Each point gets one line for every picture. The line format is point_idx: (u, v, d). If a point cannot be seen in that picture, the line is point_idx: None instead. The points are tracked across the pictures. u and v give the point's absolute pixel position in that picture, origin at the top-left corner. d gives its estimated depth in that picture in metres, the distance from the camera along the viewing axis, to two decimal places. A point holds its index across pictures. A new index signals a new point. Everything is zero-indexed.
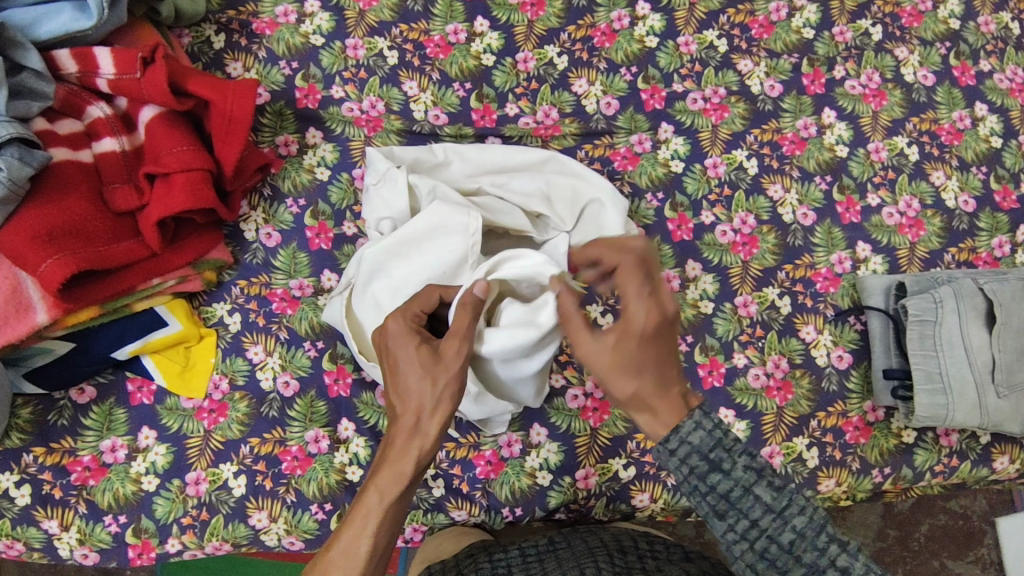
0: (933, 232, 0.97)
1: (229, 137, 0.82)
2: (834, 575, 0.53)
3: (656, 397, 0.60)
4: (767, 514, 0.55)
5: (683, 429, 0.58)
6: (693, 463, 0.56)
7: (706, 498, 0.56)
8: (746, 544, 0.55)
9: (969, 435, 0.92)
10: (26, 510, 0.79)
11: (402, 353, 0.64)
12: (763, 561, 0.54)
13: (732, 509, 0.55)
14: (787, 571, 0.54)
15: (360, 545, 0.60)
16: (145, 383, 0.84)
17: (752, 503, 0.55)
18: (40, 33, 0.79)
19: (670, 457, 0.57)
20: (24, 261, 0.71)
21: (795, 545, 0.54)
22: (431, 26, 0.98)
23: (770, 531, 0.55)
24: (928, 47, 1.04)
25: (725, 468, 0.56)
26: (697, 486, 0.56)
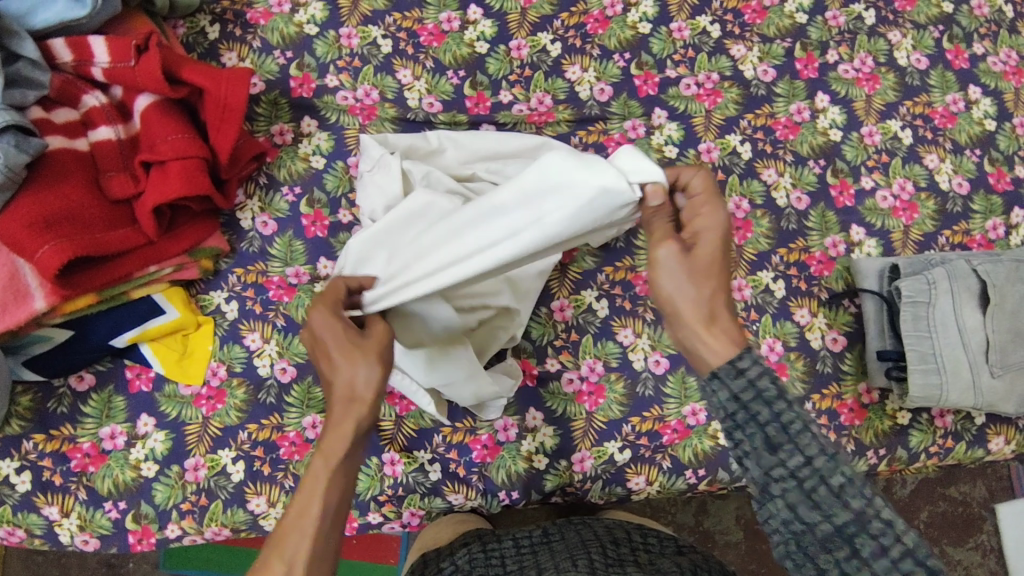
0: (927, 214, 0.97)
1: (222, 124, 0.83)
2: (878, 525, 0.51)
3: (717, 331, 0.57)
4: (822, 455, 0.53)
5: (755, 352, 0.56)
6: (762, 385, 0.54)
7: (762, 429, 0.54)
8: (793, 481, 0.53)
9: (964, 416, 0.93)
10: (27, 497, 0.80)
11: (332, 327, 0.63)
12: (807, 501, 0.53)
13: (788, 443, 0.53)
14: (831, 515, 0.52)
15: (312, 506, 0.59)
16: (143, 370, 0.84)
17: (809, 439, 0.53)
18: (35, 22, 0.80)
19: (737, 377, 0.55)
20: (21, 248, 0.73)
21: (845, 490, 0.52)
22: (425, 14, 0.98)
23: (823, 472, 0.53)
24: (922, 31, 1.04)
25: (789, 399, 0.54)
26: (757, 413, 0.54)
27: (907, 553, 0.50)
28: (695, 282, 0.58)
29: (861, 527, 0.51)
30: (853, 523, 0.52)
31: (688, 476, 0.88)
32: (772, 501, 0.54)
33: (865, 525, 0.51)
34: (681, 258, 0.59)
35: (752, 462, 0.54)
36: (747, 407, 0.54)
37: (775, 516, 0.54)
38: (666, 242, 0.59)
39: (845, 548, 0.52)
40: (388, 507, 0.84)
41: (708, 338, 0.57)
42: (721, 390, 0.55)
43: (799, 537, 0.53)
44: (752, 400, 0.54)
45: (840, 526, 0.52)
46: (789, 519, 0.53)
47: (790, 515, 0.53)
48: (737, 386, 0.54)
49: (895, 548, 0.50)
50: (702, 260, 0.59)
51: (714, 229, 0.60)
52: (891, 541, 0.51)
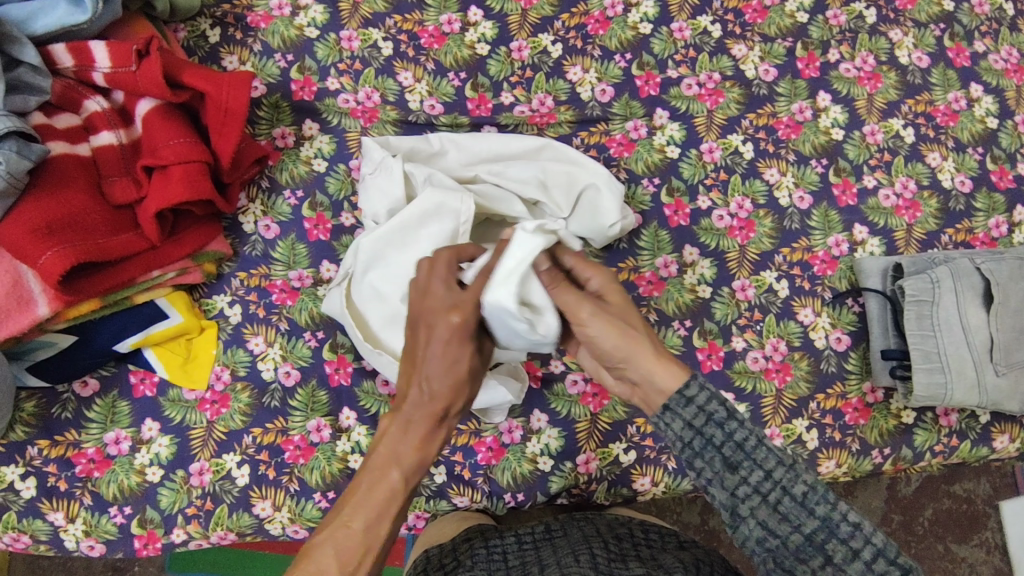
0: (930, 213, 0.97)
1: (224, 128, 0.82)
2: (845, 529, 0.55)
3: (662, 357, 0.61)
4: (779, 466, 0.57)
5: (699, 376, 0.60)
6: (711, 409, 0.58)
7: (720, 451, 0.58)
8: (759, 497, 0.56)
9: (968, 414, 0.93)
10: (32, 503, 0.80)
11: (462, 354, 0.60)
12: (776, 514, 0.56)
13: (745, 459, 0.57)
14: (801, 524, 0.55)
15: (383, 527, 0.61)
16: (148, 375, 0.84)
17: (765, 454, 0.57)
18: (36, 28, 0.80)
19: (687, 406, 0.59)
20: (24, 254, 0.72)
21: (808, 499, 0.56)
22: (426, 16, 0.98)
23: (783, 483, 0.57)
24: (923, 29, 1.04)
25: (739, 417, 0.58)
26: (713, 436, 0.58)
27: (877, 553, 0.54)
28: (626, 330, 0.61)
29: (829, 533, 0.55)
30: (821, 530, 0.55)
31: (693, 477, 0.88)
32: (745, 520, 0.57)
33: (832, 530, 0.55)
34: (602, 311, 0.61)
35: (716, 485, 0.58)
36: (701, 432, 0.58)
37: (750, 536, 0.56)
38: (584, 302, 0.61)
39: (818, 556, 0.55)
40: None
41: (659, 369, 0.60)
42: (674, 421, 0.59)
43: (776, 554, 0.56)
44: (706, 424, 0.58)
45: (810, 534, 0.55)
46: (762, 536, 0.56)
47: (764, 531, 0.56)
48: (688, 413, 0.58)
49: (865, 550, 0.54)
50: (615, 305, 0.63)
51: (611, 283, 0.64)
52: (861, 545, 0.54)
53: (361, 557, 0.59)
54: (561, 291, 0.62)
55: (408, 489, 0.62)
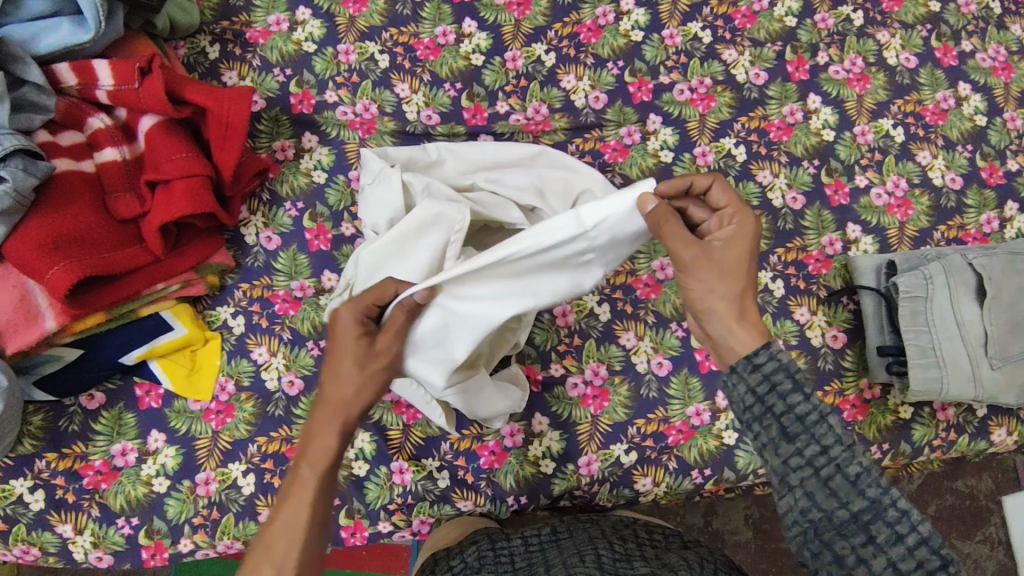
0: (921, 211, 0.98)
1: (225, 142, 0.84)
2: (893, 513, 0.53)
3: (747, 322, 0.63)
4: (837, 444, 0.56)
5: (772, 346, 0.60)
6: (777, 380, 0.58)
7: (779, 420, 0.57)
8: (810, 470, 0.55)
9: (965, 408, 0.94)
10: (41, 515, 0.80)
11: (342, 338, 0.66)
12: (825, 489, 0.55)
13: (804, 433, 0.56)
14: (848, 502, 0.54)
15: (299, 515, 0.61)
16: (153, 387, 0.85)
17: (825, 430, 0.56)
18: (39, 48, 0.81)
19: (753, 372, 0.59)
20: (32, 269, 0.74)
21: (860, 479, 0.54)
22: (421, 29, 1.00)
23: (838, 460, 0.55)
24: (909, 30, 1.06)
25: (807, 391, 0.57)
26: (773, 406, 0.57)
27: (921, 542, 0.53)
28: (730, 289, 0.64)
29: (875, 515, 0.54)
30: (868, 510, 0.54)
31: (695, 476, 0.89)
32: (792, 491, 0.56)
33: (878, 512, 0.54)
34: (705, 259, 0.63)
35: (770, 452, 0.58)
36: (764, 400, 0.58)
37: (794, 507, 0.55)
38: (691, 246, 0.63)
39: (860, 535, 0.54)
40: (398, 515, 0.85)
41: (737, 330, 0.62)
42: (739, 382, 0.59)
43: (817, 526, 0.55)
44: (768, 393, 0.58)
45: (856, 513, 0.54)
46: (806, 509, 0.55)
47: (809, 504, 0.55)
48: (754, 380, 0.59)
49: (910, 536, 0.53)
50: (732, 258, 0.64)
51: (739, 238, 0.65)
52: (905, 530, 0.53)
53: (288, 546, 0.60)
54: (671, 225, 0.61)
55: (325, 489, 0.63)
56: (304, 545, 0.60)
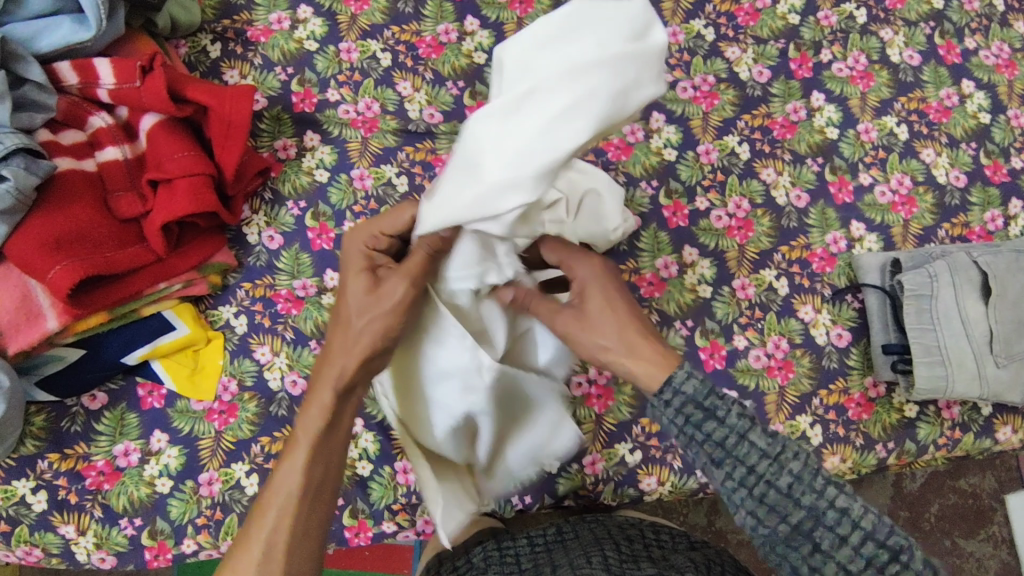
0: (925, 209, 0.98)
1: (227, 140, 0.84)
2: (832, 516, 0.55)
3: (638, 354, 0.65)
4: (763, 459, 0.57)
5: (674, 380, 0.61)
6: (688, 411, 0.59)
7: (703, 447, 0.59)
8: (745, 489, 0.57)
9: (970, 406, 0.93)
10: (44, 516, 0.80)
11: (352, 281, 0.67)
12: (762, 506, 0.57)
13: (728, 456, 0.58)
14: (786, 515, 0.56)
15: (292, 475, 0.62)
16: (155, 387, 0.85)
17: (747, 449, 0.58)
18: (40, 46, 0.81)
19: (667, 408, 0.61)
20: (34, 268, 0.74)
21: (794, 489, 0.56)
22: (423, 27, 0.99)
23: (767, 475, 0.57)
24: (913, 27, 1.06)
25: (720, 415, 0.59)
26: (693, 435, 0.59)
27: (866, 537, 0.54)
28: (604, 333, 0.66)
29: (816, 521, 0.55)
30: (808, 519, 0.56)
31: (699, 475, 0.88)
32: (739, 508, 0.58)
33: (819, 519, 0.55)
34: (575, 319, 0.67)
35: (707, 477, 0.60)
36: (683, 430, 0.60)
37: (741, 526, 0.58)
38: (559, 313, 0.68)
39: (806, 544, 0.55)
40: (402, 514, 0.85)
41: (635, 369, 0.64)
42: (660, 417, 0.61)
43: (769, 540, 0.57)
44: (685, 425, 0.59)
45: (796, 524, 0.56)
46: (754, 525, 0.57)
47: (755, 520, 0.57)
48: (669, 414, 0.60)
49: (854, 536, 0.54)
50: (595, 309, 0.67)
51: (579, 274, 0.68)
52: (850, 530, 0.55)
53: (284, 498, 0.61)
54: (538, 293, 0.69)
55: (324, 452, 0.64)
56: (293, 516, 0.61)
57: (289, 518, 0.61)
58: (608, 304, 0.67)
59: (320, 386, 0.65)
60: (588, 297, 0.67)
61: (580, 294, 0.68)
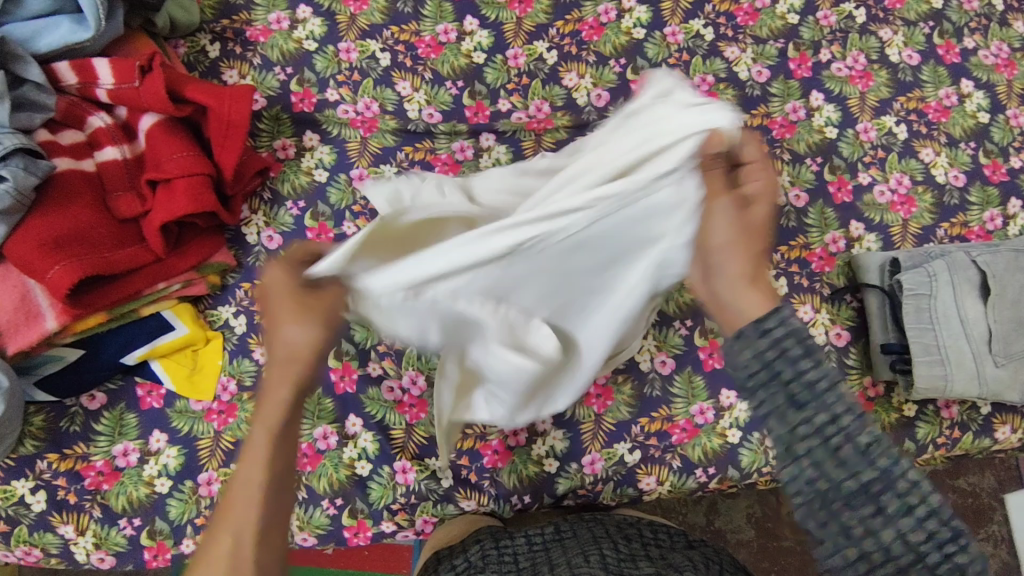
0: (925, 208, 0.98)
1: (226, 140, 0.84)
2: (902, 484, 0.52)
3: (756, 284, 0.61)
4: (847, 414, 0.53)
5: (782, 312, 0.57)
6: (787, 345, 0.55)
7: (787, 386, 0.54)
8: (819, 439, 0.53)
9: (969, 406, 0.93)
10: (42, 516, 0.80)
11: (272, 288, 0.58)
12: (833, 460, 0.52)
13: (813, 401, 0.53)
14: (857, 473, 0.52)
15: (254, 482, 0.59)
16: (154, 387, 0.85)
17: (835, 399, 0.53)
18: (40, 46, 0.81)
19: (763, 336, 0.56)
20: (32, 268, 0.74)
21: (870, 449, 0.52)
22: (422, 27, 0.99)
23: (848, 430, 0.53)
24: (912, 27, 1.06)
25: (816, 358, 0.55)
26: (781, 371, 0.54)
27: (931, 511, 0.51)
28: (737, 247, 0.62)
29: (885, 485, 0.52)
30: (878, 481, 0.52)
31: (699, 475, 0.88)
32: (799, 462, 0.53)
33: (889, 483, 0.52)
34: (734, 214, 0.62)
35: (775, 421, 0.54)
36: (770, 366, 0.55)
37: (800, 477, 0.53)
38: (722, 195, 0.62)
39: (869, 505, 0.51)
40: (401, 514, 0.85)
41: (745, 293, 0.60)
42: (743, 347, 0.56)
43: (824, 499, 0.52)
44: (776, 358, 0.55)
45: (865, 484, 0.52)
46: (812, 480, 0.52)
47: (816, 475, 0.52)
48: (763, 343, 0.55)
49: (920, 507, 0.51)
50: (754, 219, 0.62)
51: (765, 196, 0.62)
52: (916, 501, 0.51)
53: (247, 508, 0.58)
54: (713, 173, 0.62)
55: (281, 456, 0.60)
56: (258, 522, 0.58)
57: (252, 525, 0.58)
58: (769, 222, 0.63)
59: (274, 382, 0.59)
60: (751, 212, 0.62)
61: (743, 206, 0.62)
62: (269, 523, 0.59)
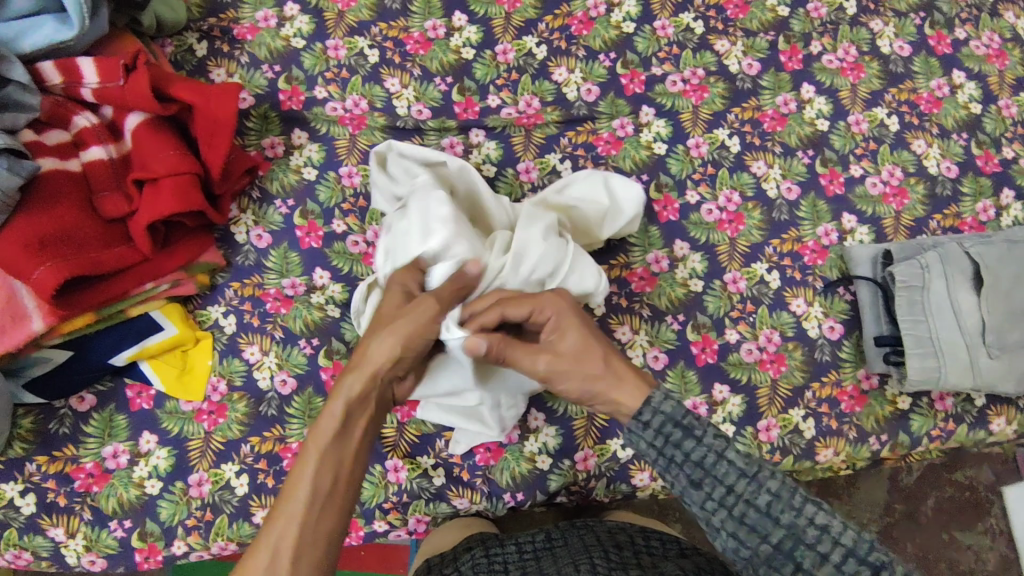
0: (917, 200, 0.98)
1: (213, 139, 0.84)
2: (811, 533, 0.56)
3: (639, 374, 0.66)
4: (740, 479, 0.59)
5: (652, 401, 0.63)
6: (668, 431, 0.62)
7: (683, 469, 0.60)
8: (724, 511, 0.58)
9: (963, 398, 0.93)
10: (32, 519, 0.80)
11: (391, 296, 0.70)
12: (744, 526, 0.57)
13: (707, 477, 0.59)
14: (767, 534, 0.57)
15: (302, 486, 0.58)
16: (144, 388, 0.84)
17: (725, 469, 0.59)
18: (24, 46, 0.81)
19: (645, 430, 0.62)
20: (19, 269, 0.73)
21: (772, 507, 0.57)
22: (410, 23, 0.99)
23: (745, 495, 0.58)
24: (903, 18, 1.05)
25: (697, 435, 0.61)
26: (673, 457, 0.61)
27: (846, 554, 0.55)
28: (593, 375, 0.66)
29: (795, 539, 0.56)
30: (787, 538, 0.56)
31: None
32: (719, 534, 0.58)
33: (798, 537, 0.56)
34: (556, 358, 0.67)
35: (689, 498, 0.60)
36: (663, 453, 0.61)
37: (725, 548, 0.58)
38: (539, 355, 0.67)
39: (787, 563, 0.56)
40: (393, 513, 0.84)
41: (621, 389, 0.65)
42: (639, 441, 0.63)
43: (750, 562, 0.57)
44: (665, 446, 0.61)
45: (776, 543, 0.56)
46: (735, 547, 0.58)
47: (735, 542, 0.57)
48: (648, 437, 0.62)
49: (833, 553, 0.55)
50: (584, 346, 0.67)
51: (565, 314, 0.68)
52: (829, 548, 0.55)
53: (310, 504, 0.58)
54: (511, 347, 0.68)
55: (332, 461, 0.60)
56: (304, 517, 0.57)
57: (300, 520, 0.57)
58: (588, 335, 0.68)
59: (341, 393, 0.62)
60: (563, 338, 0.67)
61: (557, 337, 0.68)
62: (310, 539, 0.57)
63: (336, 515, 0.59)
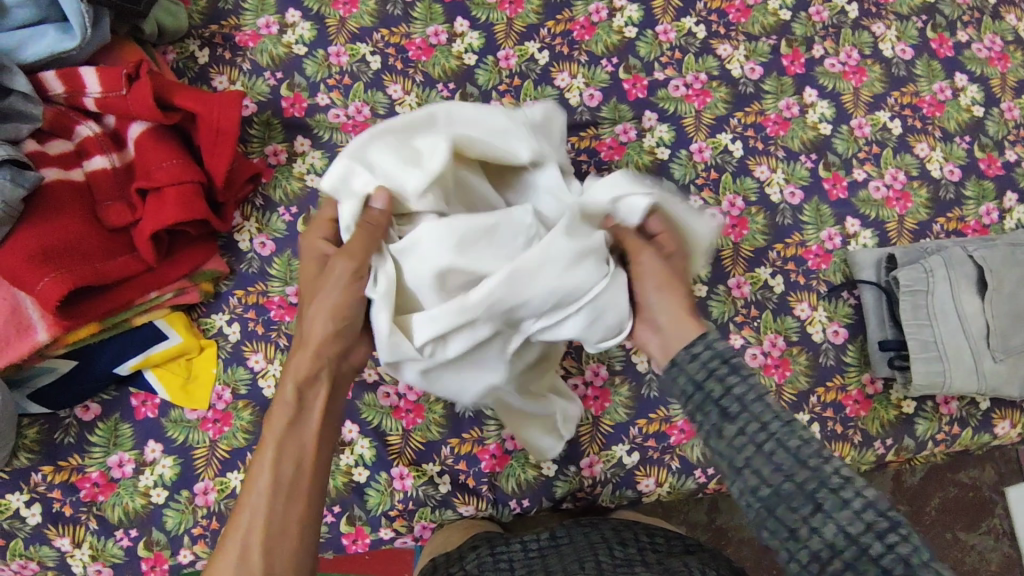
0: (920, 203, 0.98)
1: (217, 147, 0.83)
2: (837, 480, 0.50)
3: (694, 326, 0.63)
4: (776, 420, 0.53)
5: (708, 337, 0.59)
6: (714, 367, 0.57)
7: (717, 403, 0.55)
8: (753, 448, 0.53)
9: (968, 401, 0.93)
10: (38, 529, 0.79)
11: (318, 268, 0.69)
12: (769, 464, 0.52)
13: (742, 412, 0.54)
14: (792, 473, 0.51)
15: (261, 480, 0.61)
16: (149, 397, 0.84)
17: (762, 408, 0.54)
18: (26, 56, 0.81)
19: (692, 363, 0.58)
20: (23, 282, 0.73)
21: (801, 451, 0.51)
22: (412, 29, 0.99)
23: (778, 434, 0.52)
24: (905, 21, 1.05)
25: (743, 372, 0.56)
26: (710, 391, 0.55)
27: (870, 506, 0.48)
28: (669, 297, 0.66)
29: (820, 482, 0.50)
30: (812, 480, 0.50)
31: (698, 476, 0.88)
32: (741, 474, 0.53)
33: (822, 480, 0.50)
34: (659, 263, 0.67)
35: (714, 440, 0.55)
36: (703, 388, 0.56)
37: (744, 487, 0.52)
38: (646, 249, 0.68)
39: (807, 505, 0.50)
40: (399, 521, 0.84)
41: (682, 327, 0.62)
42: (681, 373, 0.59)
43: (768, 503, 0.51)
44: (706, 380, 0.56)
45: (801, 484, 0.50)
46: (756, 485, 0.52)
47: (758, 480, 0.52)
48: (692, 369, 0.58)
49: (856, 501, 0.49)
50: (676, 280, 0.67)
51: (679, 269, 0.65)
52: (853, 497, 0.49)
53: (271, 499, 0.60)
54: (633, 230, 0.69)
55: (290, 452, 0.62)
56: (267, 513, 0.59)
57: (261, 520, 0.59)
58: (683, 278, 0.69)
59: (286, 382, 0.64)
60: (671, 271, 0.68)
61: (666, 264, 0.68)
62: (279, 528, 0.59)
63: (305, 501, 0.61)
